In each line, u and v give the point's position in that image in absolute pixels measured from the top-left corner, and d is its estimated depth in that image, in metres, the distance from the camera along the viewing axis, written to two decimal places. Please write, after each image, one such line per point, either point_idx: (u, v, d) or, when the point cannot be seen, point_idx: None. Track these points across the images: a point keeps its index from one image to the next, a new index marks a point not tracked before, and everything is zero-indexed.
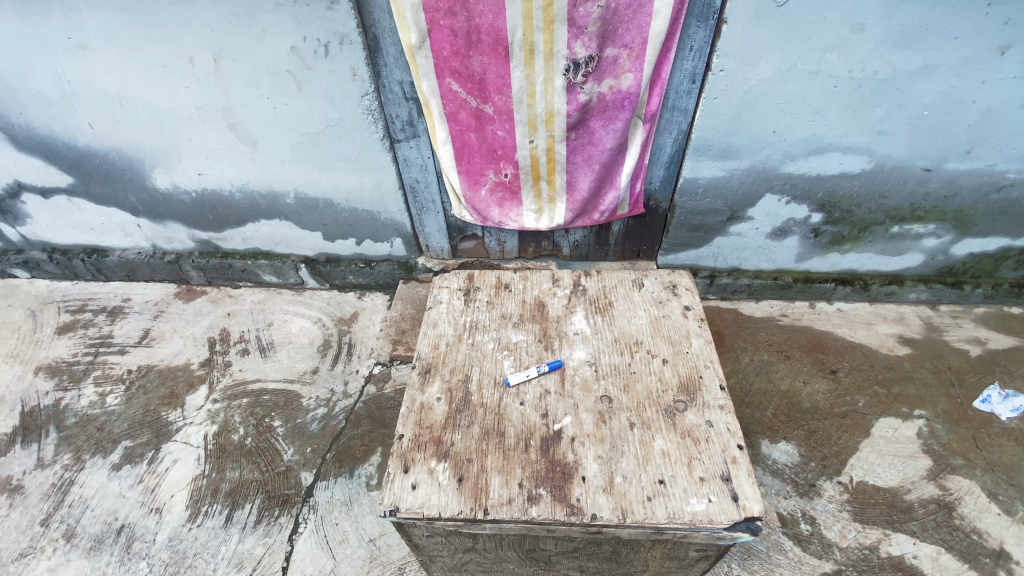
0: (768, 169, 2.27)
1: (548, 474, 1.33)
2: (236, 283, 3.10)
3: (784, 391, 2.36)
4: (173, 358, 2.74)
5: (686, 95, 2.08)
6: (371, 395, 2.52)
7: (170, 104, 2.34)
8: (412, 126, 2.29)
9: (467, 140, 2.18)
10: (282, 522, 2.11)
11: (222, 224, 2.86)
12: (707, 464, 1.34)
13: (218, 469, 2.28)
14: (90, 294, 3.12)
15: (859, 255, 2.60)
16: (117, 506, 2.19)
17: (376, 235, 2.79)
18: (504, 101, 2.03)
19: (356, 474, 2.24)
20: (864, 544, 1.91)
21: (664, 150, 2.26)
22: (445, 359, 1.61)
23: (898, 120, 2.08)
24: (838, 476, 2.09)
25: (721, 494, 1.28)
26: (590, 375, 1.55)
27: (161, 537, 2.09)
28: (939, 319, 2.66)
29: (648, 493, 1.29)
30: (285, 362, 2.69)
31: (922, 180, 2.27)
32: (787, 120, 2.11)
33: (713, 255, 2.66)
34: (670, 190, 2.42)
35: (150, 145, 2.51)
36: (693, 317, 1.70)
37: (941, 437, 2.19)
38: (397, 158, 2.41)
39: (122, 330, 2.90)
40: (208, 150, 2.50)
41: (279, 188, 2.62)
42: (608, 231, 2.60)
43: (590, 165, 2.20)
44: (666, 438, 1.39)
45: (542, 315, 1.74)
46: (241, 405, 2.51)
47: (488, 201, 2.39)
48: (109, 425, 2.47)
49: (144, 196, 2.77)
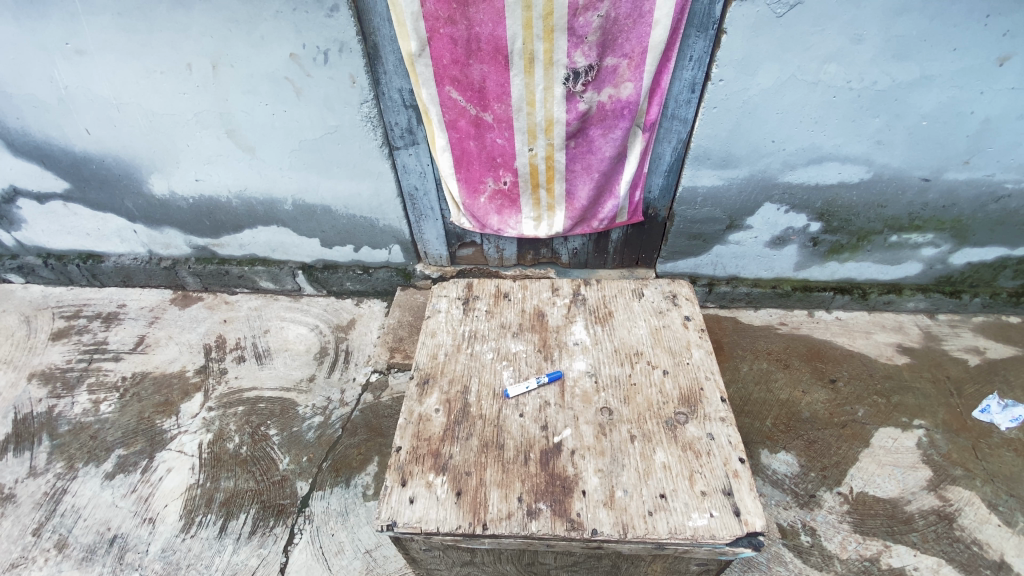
0: (768, 178, 2.27)
1: (548, 488, 1.31)
2: (233, 289, 3.08)
3: (784, 401, 2.35)
4: (169, 365, 2.72)
5: (686, 104, 2.08)
6: (368, 403, 2.49)
7: (169, 110, 2.33)
8: (411, 133, 2.28)
9: (466, 148, 2.18)
10: (277, 532, 2.08)
11: (219, 230, 2.85)
12: (709, 478, 1.32)
13: (212, 479, 2.25)
14: (85, 300, 3.10)
15: (858, 264, 2.60)
16: (109, 516, 2.16)
17: (374, 242, 2.77)
18: (504, 109, 2.03)
19: (353, 484, 2.21)
20: (864, 555, 1.89)
21: (663, 158, 2.26)
22: (443, 369, 1.60)
23: (897, 130, 2.08)
24: (838, 486, 2.08)
25: (723, 508, 1.26)
26: (590, 387, 1.53)
27: (154, 548, 2.06)
28: (938, 328, 2.66)
29: (650, 507, 1.27)
30: (281, 369, 2.67)
31: (921, 190, 2.27)
32: (786, 129, 2.11)
33: (712, 263, 2.66)
34: (669, 199, 2.41)
35: (147, 150, 2.50)
36: (693, 327, 1.69)
37: (941, 448, 2.18)
38: (395, 165, 2.41)
39: (117, 336, 2.88)
40: (206, 156, 2.49)
41: (277, 194, 2.60)
42: (607, 239, 2.59)
43: (590, 173, 2.20)
44: (667, 451, 1.38)
45: (542, 324, 1.73)
46: (237, 413, 2.49)
47: (487, 209, 2.39)
48: (102, 434, 2.44)
49: (140, 202, 2.76)
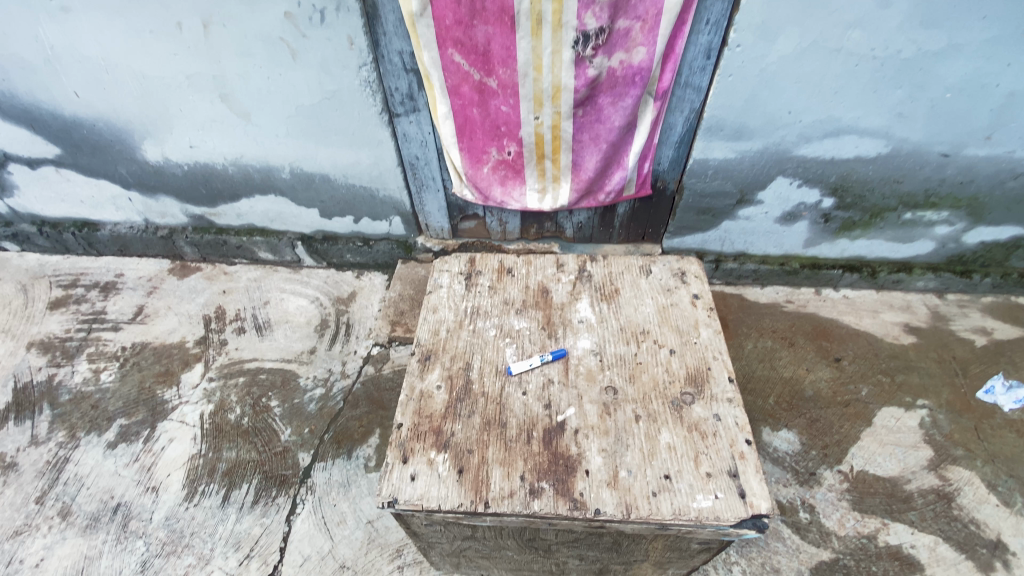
0: (782, 151, 2.19)
1: (551, 468, 1.29)
2: (231, 259, 3.05)
3: (787, 378, 2.34)
4: (168, 335, 2.71)
5: (700, 71, 1.98)
6: (369, 375, 2.49)
7: (160, 72, 2.23)
8: (412, 100, 2.18)
9: (469, 115, 2.09)
10: (280, 502, 2.10)
11: (215, 199, 2.78)
12: (714, 460, 1.29)
13: (215, 450, 2.27)
14: (82, 269, 3.07)
15: (869, 242, 2.54)
16: (112, 485, 2.18)
17: (374, 213, 2.71)
18: (509, 74, 1.93)
19: (355, 456, 2.22)
20: (862, 532, 1.91)
21: (675, 129, 2.17)
22: (445, 346, 1.57)
23: (918, 103, 2.00)
24: (838, 465, 2.08)
25: (728, 490, 1.24)
26: (595, 365, 1.51)
27: (158, 516, 2.09)
28: (946, 307, 2.62)
29: (654, 488, 1.25)
30: (282, 341, 2.65)
31: (938, 166, 2.20)
32: (804, 100, 2.01)
33: (720, 238, 2.60)
34: (679, 171, 2.33)
35: (139, 115, 2.42)
36: (701, 306, 1.65)
37: (944, 428, 2.18)
38: (396, 133, 2.32)
39: (116, 306, 2.86)
40: (200, 121, 2.40)
41: (274, 162, 2.52)
42: (613, 213, 2.52)
43: (598, 144, 2.12)
44: (672, 432, 1.35)
45: (546, 301, 1.69)
46: (237, 384, 2.49)
47: (491, 180, 2.31)
48: (102, 403, 2.44)
49: (133, 168, 2.68)
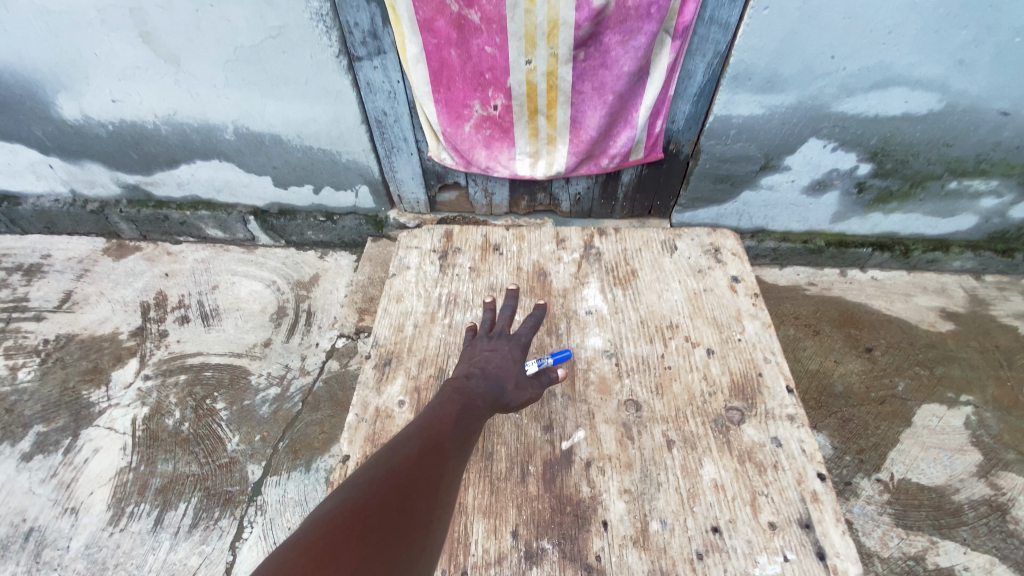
0: (817, 107, 1.85)
1: (555, 519, 0.98)
2: (175, 237, 2.65)
3: (814, 372, 2.06)
4: (99, 326, 2.32)
5: (729, 3, 1.61)
6: (333, 372, 2.14)
7: (62, 5, 1.79)
8: (375, 39, 1.78)
9: (445, 59, 1.71)
10: (223, 526, 1.76)
11: (150, 165, 2.36)
12: (778, 503, 0.98)
13: (148, 462, 1.91)
14: (3, 249, 2.65)
15: (905, 216, 2.23)
16: (25, 505, 1.83)
17: (338, 182, 2.32)
18: (493, 3, 1.54)
19: (314, 469, 1.88)
20: (908, 553, 1.64)
21: (694, 78, 1.81)
22: (410, 347, 1.24)
23: (984, 47, 1.66)
24: (877, 473, 1.80)
25: (799, 548, 0.93)
26: (610, 372, 1.18)
27: (76, 544, 1.74)
28: (985, 290, 2.35)
29: (698, 548, 0.94)
30: (231, 332, 2.27)
31: (996, 126, 1.88)
32: (850, 43, 1.66)
33: (738, 212, 2.28)
34: (695, 131, 1.98)
35: (47, 61, 1.98)
36: (742, 292, 1.33)
37: (992, 428, 1.91)
38: (358, 82, 1.92)
39: (39, 291, 2.46)
40: (121, 69, 1.98)
41: (215, 120, 2.12)
42: (616, 182, 2.17)
43: (602, 96, 1.76)
44: (719, 464, 1.03)
45: (543, 287, 1.37)
46: (178, 383, 2.12)
47: (473, 140, 1.95)
48: (17, 407, 2.06)
49: (49, 129, 2.25)
